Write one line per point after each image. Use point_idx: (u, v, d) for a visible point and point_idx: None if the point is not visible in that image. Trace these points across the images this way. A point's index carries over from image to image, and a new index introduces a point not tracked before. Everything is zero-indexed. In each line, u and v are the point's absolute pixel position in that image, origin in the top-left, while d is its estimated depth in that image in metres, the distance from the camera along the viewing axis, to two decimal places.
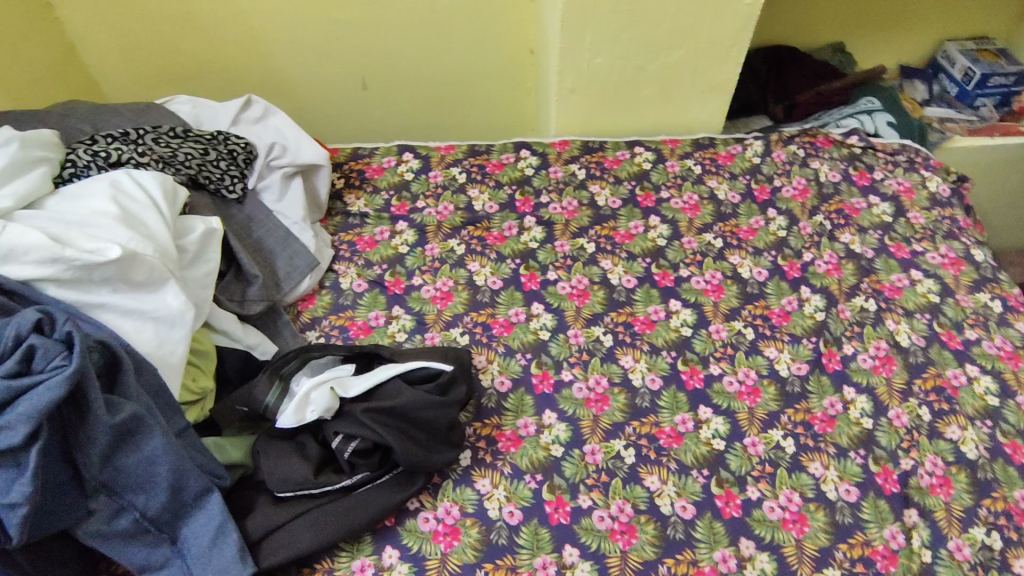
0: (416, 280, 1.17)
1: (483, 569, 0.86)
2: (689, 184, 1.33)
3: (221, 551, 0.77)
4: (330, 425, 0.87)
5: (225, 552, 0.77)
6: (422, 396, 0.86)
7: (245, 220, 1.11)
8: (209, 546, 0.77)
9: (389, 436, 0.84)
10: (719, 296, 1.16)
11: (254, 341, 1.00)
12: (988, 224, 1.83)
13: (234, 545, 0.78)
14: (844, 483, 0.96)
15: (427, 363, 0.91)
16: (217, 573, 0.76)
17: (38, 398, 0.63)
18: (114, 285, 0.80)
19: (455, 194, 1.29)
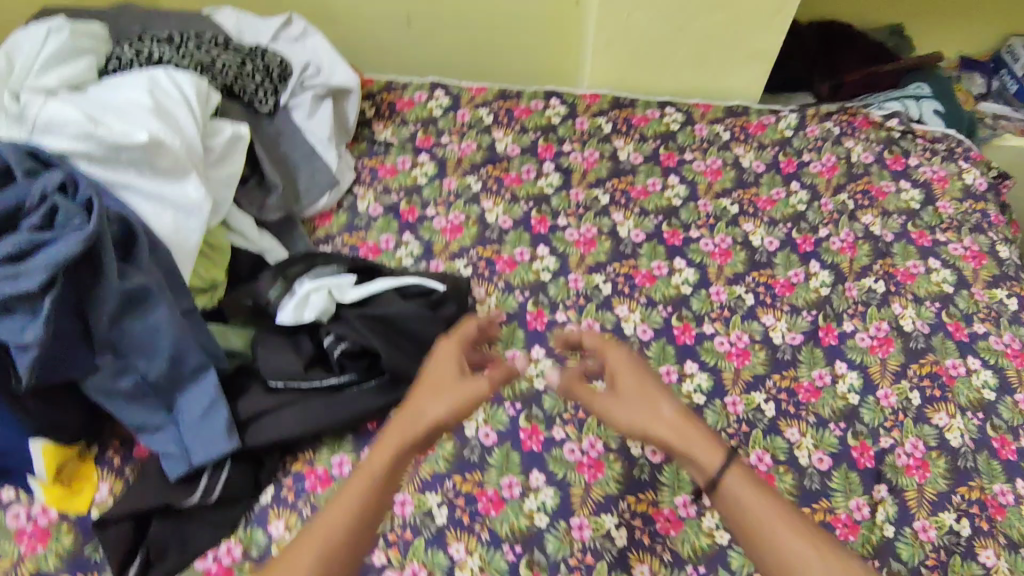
0: (430, 210, 1.20)
1: (452, 480, 0.92)
2: (715, 149, 1.32)
3: (211, 424, 0.84)
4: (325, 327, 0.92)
5: (214, 425, 0.84)
6: (412, 308, 0.93)
7: (273, 133, 1.15)
8: (201, 417, 0.84)
9: (377, 340, 0.90)
10: (726, 260, 1.16)
11: (267, 247, 1.05)
12: None
13: (224, 420, 0.84)
14: (818, 451, 0.96)
15: (420, 280, 0.96)
16: (206, 442, 0.83)
17: (57, 251, 0.69)
18: (140, 168, 0.86)
19: (480, 134, 1.31)
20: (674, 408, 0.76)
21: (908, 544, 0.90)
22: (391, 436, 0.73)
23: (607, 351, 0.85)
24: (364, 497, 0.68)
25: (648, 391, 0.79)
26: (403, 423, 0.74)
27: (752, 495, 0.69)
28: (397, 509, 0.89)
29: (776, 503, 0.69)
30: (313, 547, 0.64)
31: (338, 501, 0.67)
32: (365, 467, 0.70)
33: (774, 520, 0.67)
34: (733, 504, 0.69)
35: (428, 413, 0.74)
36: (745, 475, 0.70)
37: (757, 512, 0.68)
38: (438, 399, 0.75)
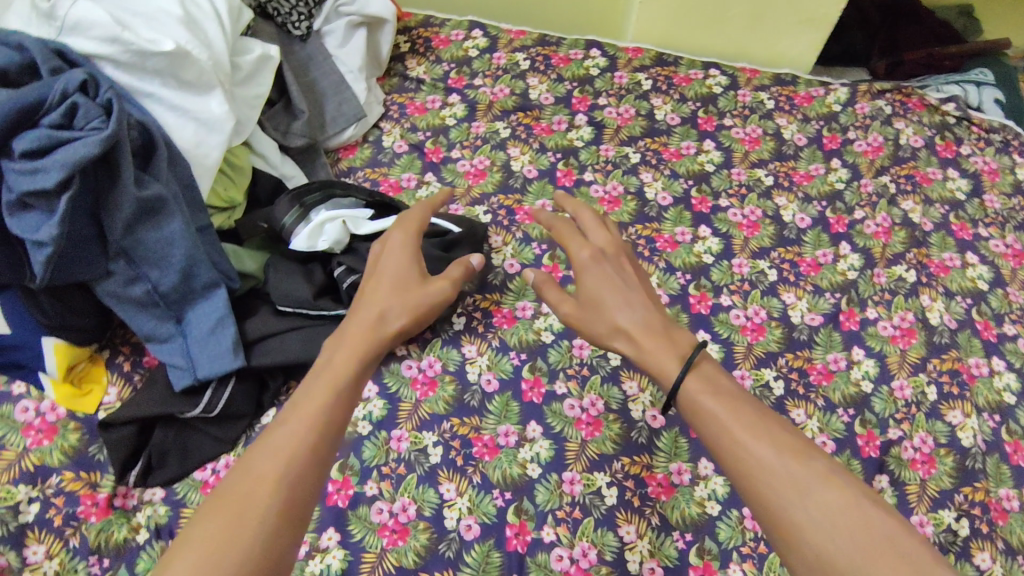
0: (455, 153, 1.18)
1: (450, 421, 0.93)
2: (756, 117, 1.26)
3: (218, 340, 0.84)
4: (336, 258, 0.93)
5: (221, 342, 0.84)
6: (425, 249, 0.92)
7: (304, 58, 1.14)
8: (208, 332, 0.84)
9: None
10: (753, 233, 1.12)
11: (289, 173, 1.04)
12: None
13: (231, 338, 0.85)
14: (822, 435, 0.94)
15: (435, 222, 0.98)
16: (211, 357, 0.84)
17: (75, 151, 0.69)
18: (165, 79, 0.84)
19: (514, 79, 1.27)
20: (638, 298, 0.78)
21: None
22: (350, 330, 0.73)
23: (568, 249, 0.86)
24: (329, 385, 0.66)
25: (601, 295, 0.79)
26: (359, 317, 0.74)
27: (717, 404, 0.66)
28: (392, 444, 0.91)
29: (737, 401, 0.66)
30: (274, 443, 0.60)
31: (305, 390, 0.66)
32: (324, 366, 0.68)
33: (735, 426, 0.63)
34: (693, 409, 0.68)
35: (380, 302, 0.76)
36: (702, 378, 0.69)
37: (715, 414, 0.65)
38: (393, 294, 0.77)
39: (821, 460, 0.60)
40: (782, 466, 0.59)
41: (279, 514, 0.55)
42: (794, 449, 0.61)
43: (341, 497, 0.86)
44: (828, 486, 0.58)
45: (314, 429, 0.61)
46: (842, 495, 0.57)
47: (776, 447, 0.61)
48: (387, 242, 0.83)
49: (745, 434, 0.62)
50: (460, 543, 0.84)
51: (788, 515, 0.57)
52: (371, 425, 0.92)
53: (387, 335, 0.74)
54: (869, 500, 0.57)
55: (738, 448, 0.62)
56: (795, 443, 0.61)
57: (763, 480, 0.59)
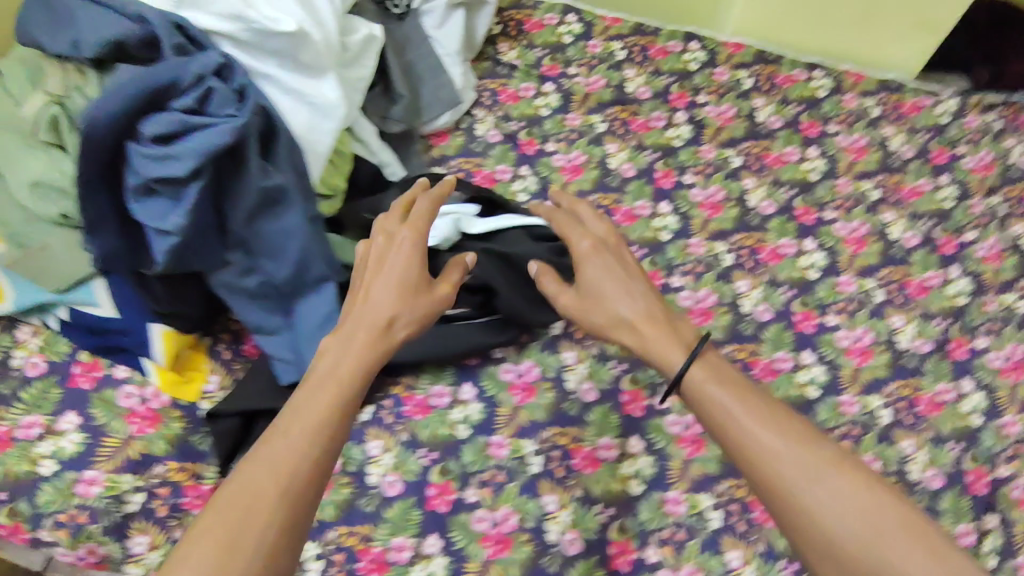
0: (550, 146, 1.13)
1: (549, 430, 0.90)
2: (862, 125, 1.21)
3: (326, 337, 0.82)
4: (444, 255, 0.89)
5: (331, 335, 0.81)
6: (539, 252, 0.88)
7: (401, 38, 1.08)
8: (317, 329, 0.81)
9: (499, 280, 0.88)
10: (859, 249, 1.08)
11: (387, 160, 1.00)
12: None
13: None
14: (930, 468, 0.91)
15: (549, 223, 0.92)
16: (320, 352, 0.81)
17: (209, 139, 0.65)
18: (283, 60, 0.80)
19: (610, 70, 1.22)
20: (642, 292, 0.80)
21: None
22: (357, 342, 0.70)
23: (568, 238, 0.87)
24: (330, 401, 0.65)
25: (606, 291, 0.81)
26: (362, 321, 0.72)
27: (728, 396, 0.70)
28: (492, 450, 0.89)
29: (745, 391, 0.70)
30: (283, 442, 0.61)
31: (307, 398, 0.65)
32: (325, 377, 0.67)
33: (751, 419, 0.67)
34: (702, 395, 0.71)
35: (387, 307, 0.73)
36: (706, 368, 0.72)
37: (727, 403, 0.69)
38: (401, 302, 0.74)
39: (824, 446, 0.65)
40: (791, 457, 0.64)
41: (270, 549, 0.56)
42: (801, 438, 0.66)
43: (442, 502, 0.85)
44: (829, 468, 0.64)
45: (315, 452, 0.62)
46: (846, 476, 0.63)
47: (790, 438, 0.66)
48: (400, 239, 0.77)
49: (758, 427, 0.67)
50: (564, 557, 0.82)
51: (799, 498, 0.62)
52: (470, 429, 0.90)
53: (391, 343, 0.73)
54: (864, 475, 0.63)
55: (748, 438, 0.66)
56: (800, 432, 0.66)
57: (772, 470, 0.64)
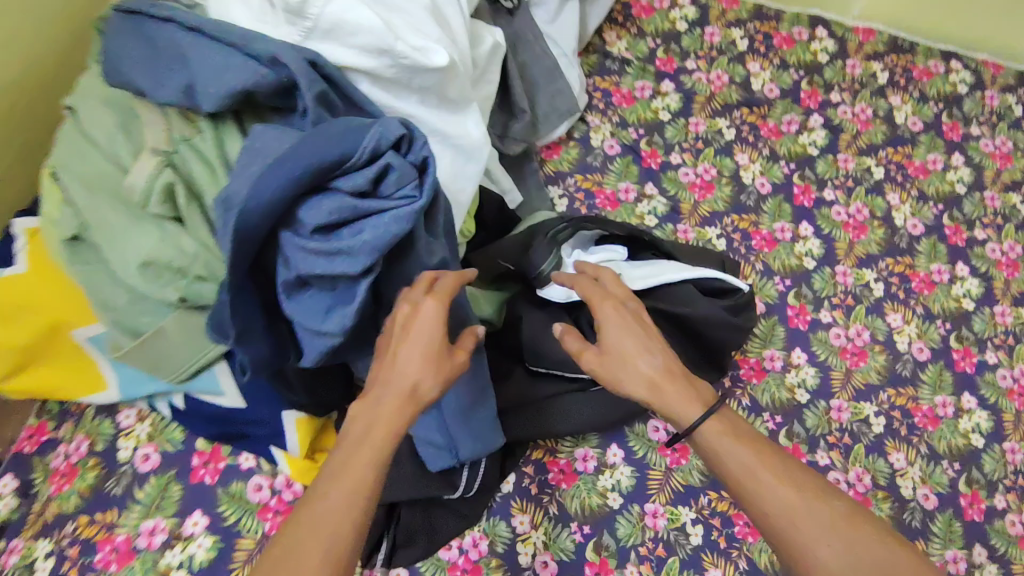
0: (675, 157, 1.00)
1: (707, 495, 0.83)
2: (1006, 126, 1.09)
3: (479, 418, 0.72)
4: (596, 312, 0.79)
5: (481, 418, 0.72)
6: (720, 313, 0.76)
7: (511, 35, 0.93)
8: (469, 410, 0.71)
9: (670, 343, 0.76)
10: (1014, 274, 0.99)
11: (508, 187, 0.87)
12: None
13: (491, 414, 0.73)
14: None
15: (723, 275, 0.79)
16: (472, 437, 0.72)
17: (388, 231, 0.52)
18: (426, 97, 0.66)
19: (732, 63, 1.08)
20: (665, 347, 0.67)
21: None
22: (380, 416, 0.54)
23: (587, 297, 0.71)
24: (358, 479, 0.51)
25: (627, 348, 0.66)
26: (392, 387, 0.55)
27: (739, 451, 0.61)
28: (648, 520, 0.81)
29: (756, 445, 0.61)
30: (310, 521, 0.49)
31: (332, 475, 0.51)
32: (345, 455, 0.52)
33: (766, 475, 0.59)
34: (722, 453, 0.61)
35: (410, 374, 0.55)
36: (722, 423, 0.63)
37: (742, 458, 0.60)
38: (432, 369, 0.56)
39: (841, 509, 0.56)
40: (810, 520, 0.56)
41: None
42: (816, 498, 0.57)
43: None
44: (842, 532, 0.55)
45: (349, 537, 0.49)
46: (860, 542, 0.54)
47: (801, 498, 0.57)
48: (426, 304, 0.57)
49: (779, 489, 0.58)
50: None
51: (815, 559, 0.54)
52: (621, 497, 0.82)
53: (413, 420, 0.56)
54: (878, 536, 0.55)
55: (771, 501, 0.57)
56: (813, 493, 0.58)
57: (790, 535, 0.56)
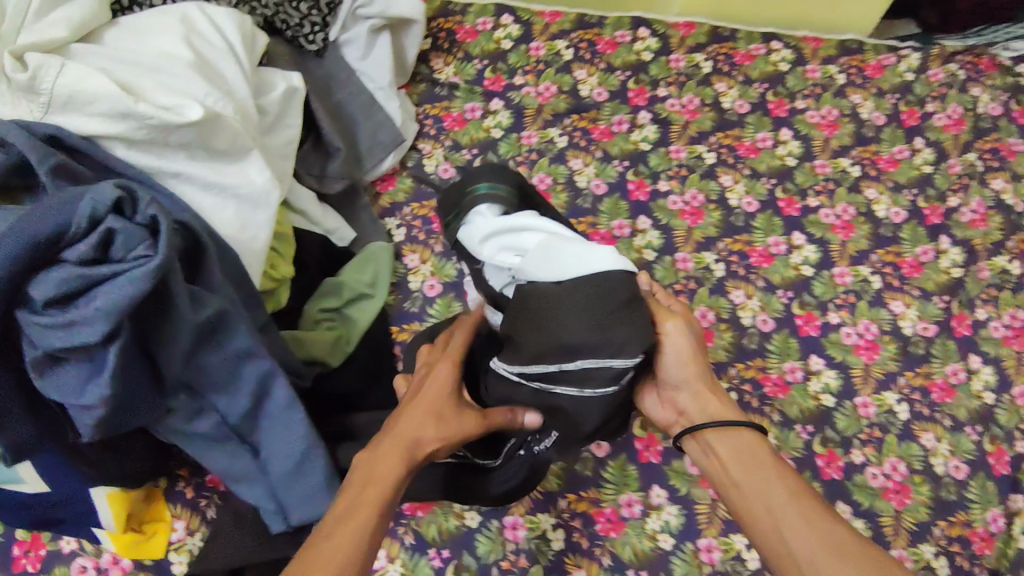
0: (510, 172, 1.03)
1: (566, 499, 0.85)
2: (830, 96, 1.14)
3: (309, 474, 0.72)
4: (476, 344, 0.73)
5: (308, 480, 0.71)
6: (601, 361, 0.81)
7: (324, 78, 0.96)
8: (292, 474, 0.71)
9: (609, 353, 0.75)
10: (849, 234, 1.02)
11: (333, 226, 0.90)
12: None
13: (319, 474, 0.72)
14: (954, 458, 0.90)
15: None
16: (299, 500, 0.71)
17: (118, 292, 0.52)
18: (192, 151, 0.68)
19: (559, 73, 1.11)
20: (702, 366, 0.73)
21: None
22: (385, 464, 0.61)
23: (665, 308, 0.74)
24: (364, 522, 0.56)
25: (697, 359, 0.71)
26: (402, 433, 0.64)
27: (740, 478, 0.64)
28: (508, 533, 0.82)
29: (767, 472, 0.64)
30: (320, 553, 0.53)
31: (336, 518, 0.57)
32: (362, 486, 0.59)
33: (780, 500, 0.61)
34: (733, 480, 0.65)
35: (413, 432, 0.64)
36: (730, 450, 0.67)
37: (751, 487, 0.63)
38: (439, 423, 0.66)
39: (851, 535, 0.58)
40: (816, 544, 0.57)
41: None
42: (822, 527, 0.59)
43: None
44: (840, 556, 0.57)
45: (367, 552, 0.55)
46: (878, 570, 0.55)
47: (813, 531, 0.59)
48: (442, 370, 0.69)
49: (785, 516, 0.60)
50: None
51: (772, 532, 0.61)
52: (480, 515, 0.83)
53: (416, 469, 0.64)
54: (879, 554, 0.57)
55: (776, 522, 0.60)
56: (821, 523, 0.59)
57: (792, 568, 0.58)
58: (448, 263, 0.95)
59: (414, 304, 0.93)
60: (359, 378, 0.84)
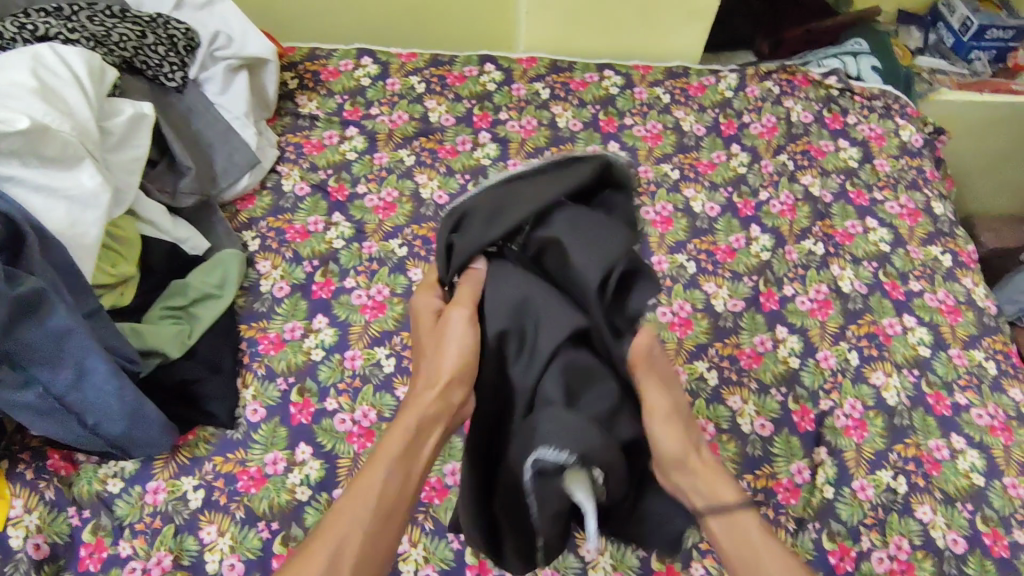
0: (361, 188, 1.14)
1: None
2: (655, 113, 1.28)
3: (145, 430, 0.80)
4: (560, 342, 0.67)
5: (145, 432, 0.81)
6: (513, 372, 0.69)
7: (184, 111, 1.08)
8: (128, 430, 0.80)
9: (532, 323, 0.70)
10: (667, 228, 1.14)
11: (184, 235, 1.00)
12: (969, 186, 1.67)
13: (157, 424, 0.81)
14: (760, 418, 0.96)
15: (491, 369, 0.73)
16: (144, 446, 0.81)
17: None
18: (24, 159, 0.78)
19: (411, 104, 1.25)
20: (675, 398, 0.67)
21: (847, 504, 0.90)
22: (387, 454, 0.60)
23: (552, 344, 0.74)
24: (381, 489, 0.58)
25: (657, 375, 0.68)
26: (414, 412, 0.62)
27: (694, 462, 0.63)
28: None
29: (699, 446, 0.65)
30: (335, 536, 0.56)
31: (362, 485, 0.58)
32: (358, 480, 0.58)
33: (757, 540, 0.61)
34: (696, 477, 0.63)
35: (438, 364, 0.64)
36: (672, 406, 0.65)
37: (741, 516, 0.62)
38: (438, 389, 0.63)
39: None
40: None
41: None
42: (795, 574, 0.58)
43: None
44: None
45: (380, 555, 0.57)
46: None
47: None
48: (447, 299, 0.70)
49: (766, 557, 0.59)
50: None
51: None
52: (310, 489, 0.87)
53: (431, 440, 0.62)
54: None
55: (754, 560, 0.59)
56: (798, 570, 0.58)
57: None
58: (297, 268, 1.05)
59: (263, 304, 1.01)
60: (201, 369, 0.91)
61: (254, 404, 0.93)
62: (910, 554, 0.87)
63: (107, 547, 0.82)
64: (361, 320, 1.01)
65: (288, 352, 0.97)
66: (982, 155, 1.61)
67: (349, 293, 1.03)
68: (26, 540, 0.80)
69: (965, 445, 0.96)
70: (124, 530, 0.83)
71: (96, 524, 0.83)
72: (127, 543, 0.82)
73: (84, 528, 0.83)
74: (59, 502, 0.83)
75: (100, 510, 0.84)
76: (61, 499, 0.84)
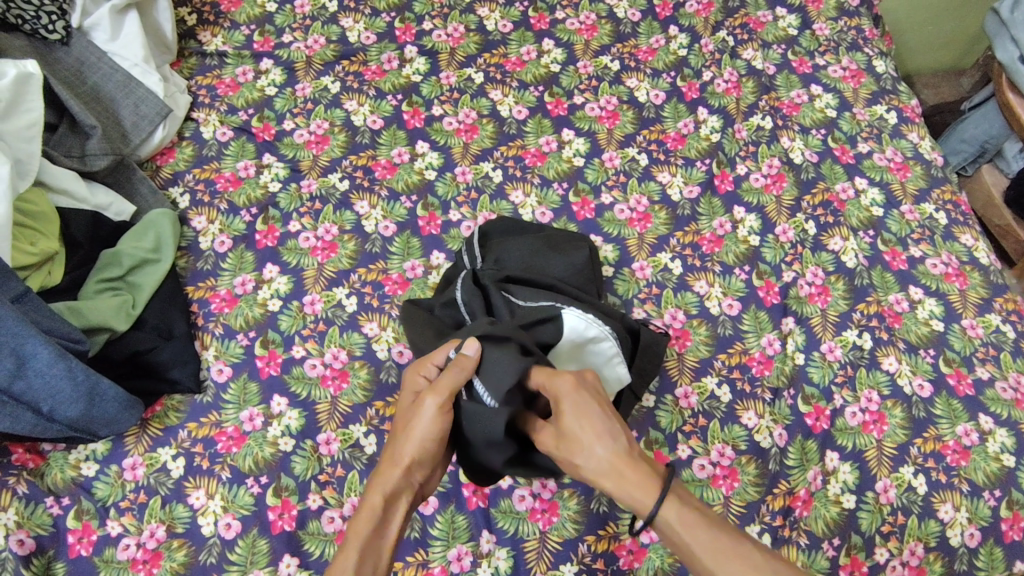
0: (287, 124, 1.07)
1: (374, 406, 0.88)
2: (587, 3, 1.23)
3: (104, 408, 0.77)
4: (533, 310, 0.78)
5: (106, 407, 0.78)
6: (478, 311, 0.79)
7: (75, 64, 0.98)
8: (88, 410, 0.76)
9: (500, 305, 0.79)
10: (614, 123, 1.11)
11: (105, 201, 0.93)
12: (918, 43, 1.61)
13: (117, 400, 0.78)
14: (727, 298, 0.97)
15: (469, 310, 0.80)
16: (107, 424, 0.78)
17: None
18: None
19: (326, 25, 1.16)
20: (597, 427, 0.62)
21: (818, 368, 0.93)
22: (359, 537, 0.61)
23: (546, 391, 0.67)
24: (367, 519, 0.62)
25: (578, 428, 0.63)
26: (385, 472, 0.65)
27: (604, 474, 0.61)
28: (322, 449, 0.85)
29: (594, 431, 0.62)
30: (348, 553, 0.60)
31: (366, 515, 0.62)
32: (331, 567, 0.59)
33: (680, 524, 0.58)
34: (615, 474, 0.61)
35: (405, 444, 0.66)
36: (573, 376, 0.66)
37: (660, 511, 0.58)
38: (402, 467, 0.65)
39: (748, 542, 0.56)
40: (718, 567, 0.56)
41: None
42: (726, 549, 0.56)
43: (286, 521, 0.81)
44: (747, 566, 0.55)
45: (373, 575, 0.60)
46: None
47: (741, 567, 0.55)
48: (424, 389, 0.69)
49: (693, 543, 0.57)
50: (421, 520, 0.82)
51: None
52: (293, 438, 0.86)
53: (401, 513, 0.64)
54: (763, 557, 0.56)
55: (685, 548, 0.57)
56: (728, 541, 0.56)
57: None
58: (236, 219, 0.99)
59: (206, 262, 0.96)
60: (153, 337, 0.86)
61: (218, 364, 0.90)
62: (880, 405, 0.91)
63: (95, 529, 0.80)
64: (315, 263, 0.96)
65: (243, 307, 0.93)
66: (920, 10, 1.54)
67: (296, 237, 0.98)
68: (8, 538, 0.77)
69: (923, 295, 0.99)
70: (109, 510, 0.81)
71: (79, 508, 0.81)
72: (115, 522, 0.80)
73: (67, 516, 0.80)
74: (33, 495, 0.80)
75: (80, 494, 0.81)
76: (36, 491, 0.80)
